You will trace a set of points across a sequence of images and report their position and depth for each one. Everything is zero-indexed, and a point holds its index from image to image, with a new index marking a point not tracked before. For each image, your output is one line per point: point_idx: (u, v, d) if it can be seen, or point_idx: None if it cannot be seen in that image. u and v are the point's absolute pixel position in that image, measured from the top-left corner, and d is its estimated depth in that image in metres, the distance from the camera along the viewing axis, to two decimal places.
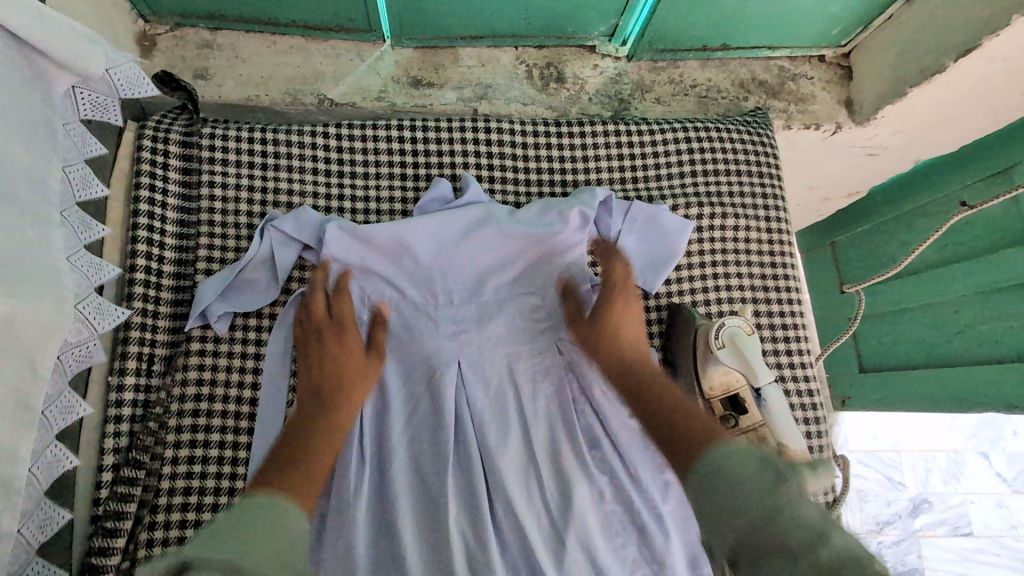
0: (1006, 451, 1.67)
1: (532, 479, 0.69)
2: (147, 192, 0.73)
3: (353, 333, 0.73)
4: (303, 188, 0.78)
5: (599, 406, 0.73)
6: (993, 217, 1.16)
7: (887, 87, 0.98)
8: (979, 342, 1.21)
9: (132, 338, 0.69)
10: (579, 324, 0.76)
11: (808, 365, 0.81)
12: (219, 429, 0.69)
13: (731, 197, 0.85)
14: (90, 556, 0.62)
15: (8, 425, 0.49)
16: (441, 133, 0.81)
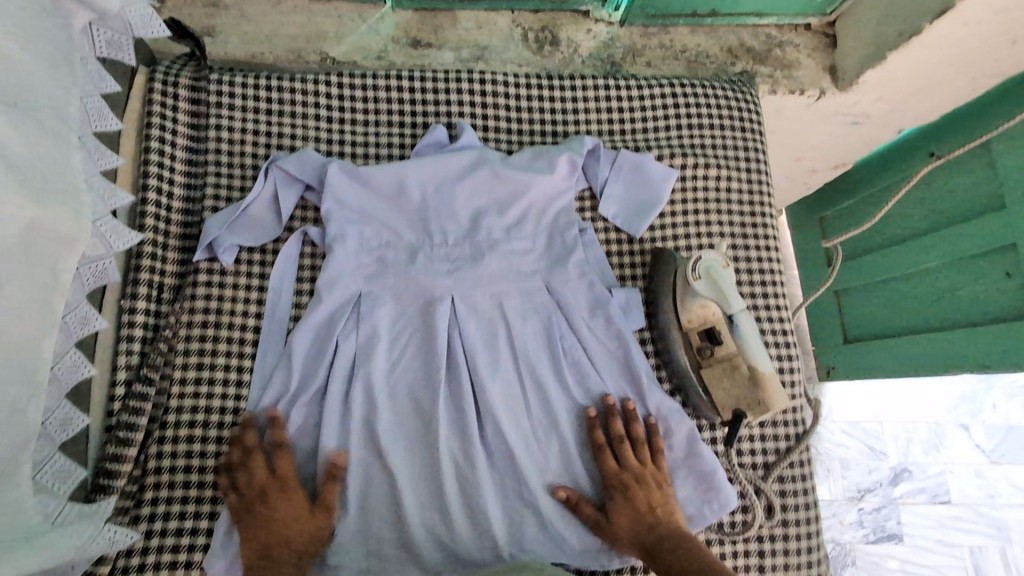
0: (984, 424, 1.76)
1: (520, 410, 0.74)
2: (158, 132, 0.77)
3: (348, 275, 0.75)
4: (306, 133, 0.82)
5: (585, 342, 0.77)
6: (969, 184, 1.19)
7: (868, 52, 1.01)
8: (954, 308, 1.24)
9: (143, 266, 0.73)
10: (566, 268, 0.78)
11: (783, 309, 0.85)
12: (224, 354, 0.73)
13: (715, 150, 0.88)
14: (104, 461, 0.67)
15: (34, 325, 0.54)
16: (437, 83, 0.85)
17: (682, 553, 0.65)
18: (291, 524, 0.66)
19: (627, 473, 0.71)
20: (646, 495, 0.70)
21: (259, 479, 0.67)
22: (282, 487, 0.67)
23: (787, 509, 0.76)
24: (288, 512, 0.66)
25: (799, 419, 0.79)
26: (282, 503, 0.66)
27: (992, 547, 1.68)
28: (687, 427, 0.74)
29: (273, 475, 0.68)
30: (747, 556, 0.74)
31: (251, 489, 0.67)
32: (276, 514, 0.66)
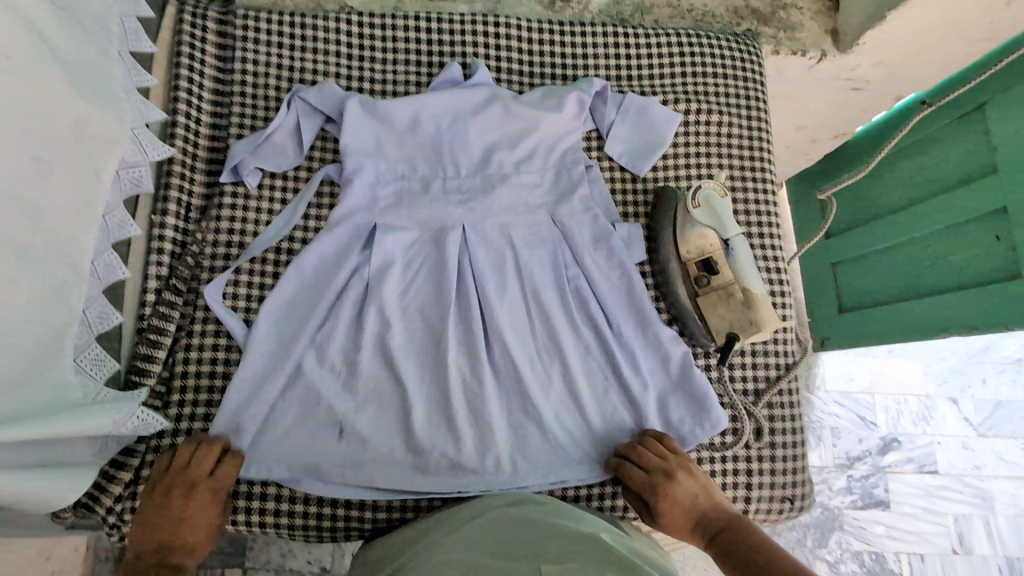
0: (974, 398, 1.82)
1: (526, 332, 0.78)
2: (187, 61, 0.81)
3: (362, 205, 0.79)
4: (327, 68, 0.85)
5: (590, 271, 0.80)
6: (964, 152, 1.22)
7: (868, 14, 1.04)
8: (947, 273, 1.26)
9: (172, 185, 0.77)
10: (571, 201, 0.82)
11: (778, 249, 0.89)
12: (247, 272, 0.77)
13: (717, 98, 0.92)
14: (136, 360, 0.72)
15: (79, 216, 0.57)
16: (453, 26, 0.89)
17: (735, 532, 0.67)
18: (193, 535, 0.66)
19: (656, 474, 0.71)
20: (687, 493, 0.71)
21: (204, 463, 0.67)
22: (214, 497, 0.68)
23: (775, 432, 0.80)
24: (211, 492, 0.67)
25: (789, 351, 0.83)
26: (199, 505, 0.67)
27: (976, 516, 1.73)
28: (682, 351, 0.79)
29: (208, 479, 0.67)
30: (735, 473, 0.78)
31: (198, 467, 0.67)
32: (192, 511, 0.66)
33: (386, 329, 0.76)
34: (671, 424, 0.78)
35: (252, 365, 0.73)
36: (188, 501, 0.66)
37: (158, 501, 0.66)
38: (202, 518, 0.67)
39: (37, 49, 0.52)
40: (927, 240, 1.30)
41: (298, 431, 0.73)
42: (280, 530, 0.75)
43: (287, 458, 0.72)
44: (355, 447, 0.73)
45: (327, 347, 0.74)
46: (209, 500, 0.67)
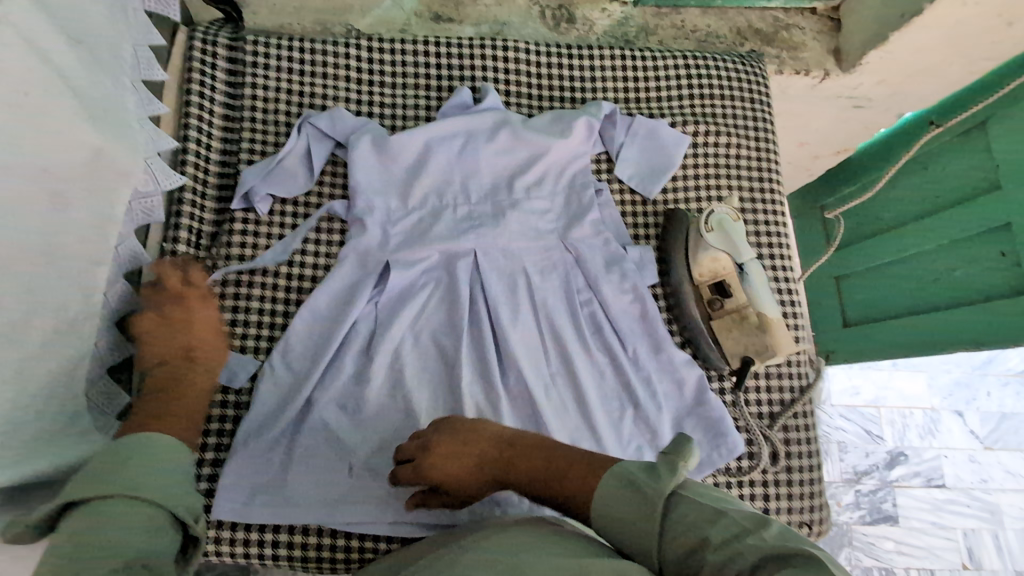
0: (979, 410, 1.81)
1: (539, 358, 0.77)
2: (198, 87, 0.81)
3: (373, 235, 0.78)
4: (337, 93, 0.86)
5: (603, 295, 0.80)
6: (966, 167, 1.22)
7: (871, 34, 1.05)
8: (951, 288, 1.26)
9: (183, 213, 0.77)
10: (582, 225, 0.81)
11: (788, 270, 0.89)
12: (258, 300, 0.76)
13: (725, 120, 0.92)
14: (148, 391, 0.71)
15: (90, 247, 0.57)
16: (462, 50, 0.89)
17: (525, 458, 0.58)
18: (201, 350, 0.64)
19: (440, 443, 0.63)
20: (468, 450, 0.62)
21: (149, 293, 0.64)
22: (193, 294, 0.65)
23: (791, 456, 0.80)
24: (188, 299, 0.65)
25: (802, 373, 0.83)
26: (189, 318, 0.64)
27: (985, 530, 1.72)
28: (696, 374, 0.78)
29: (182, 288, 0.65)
30: (752, 498, 0.78)
31: (155, 296, 0.64)
32: (185, 318, 0.64)
33: (398, 358, 0.75)
34: None
35: (265, 396, 0.72)
36: (163, 327, 0.63)
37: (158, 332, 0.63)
38: (196, 331, 0.64)
39: (54, 84, 0.51)
40: (930, 256, 1.30)
41: (310, 464, 0.71)
42: (292, 564, 0.73)
43: (296, 492, 0.71)
44: (366, 479, 0.72)
45: (338, 374, 0.74)
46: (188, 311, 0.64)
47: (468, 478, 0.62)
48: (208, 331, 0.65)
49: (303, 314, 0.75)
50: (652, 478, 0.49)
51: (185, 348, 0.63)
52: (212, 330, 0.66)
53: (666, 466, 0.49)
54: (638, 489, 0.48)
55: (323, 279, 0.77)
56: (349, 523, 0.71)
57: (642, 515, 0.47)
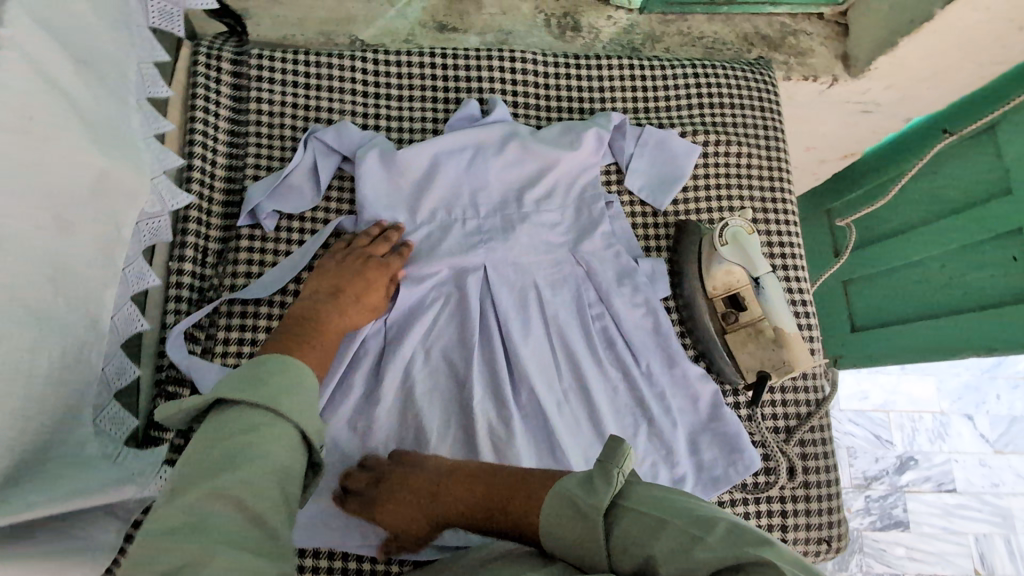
0: (989, 414, 1.80)
1: (552, 374, 0.75)
2: (202, 101, 0.80)
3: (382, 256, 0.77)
4: (343, 106, 0.85)
5: (614, 308, 0.79)
6: (976, 171, 1.20)
7: (880, 39, 1.04)
8: (962, 293, 1.24)
9: (189, 230, 0.76)
10: (592, 238, 0.80)
11: (802, 280, 0.88)
12: (265, 319, 0.75)
13: (735, 128, 0.91)
14: (155, 414, 0.69)
15: (97, 271, 0.56)
16: (469, 61, 0.89)
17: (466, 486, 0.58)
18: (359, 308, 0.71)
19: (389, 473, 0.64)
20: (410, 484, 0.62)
21: (360, 242, 0.75)
22: (382, 265, 0.73)
23: (808, 471, 0.79)
24: (374, 271, 0.72)
25: (818, 387, 0.82)
26: (364, 281, 0.71)
27: (997, 535, 1.71)
28: (711, 389, 0.77)
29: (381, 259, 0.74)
30: (770, 515, 0.77)
31: (357, 248, 0.74)
32: (363, 277, 0.71)
33: (409, 376, 0.73)
34: (703, 466, 0.76)
35: None
36: (349, 269, 0.72)
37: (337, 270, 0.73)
38: (363, 294, 0.71)
39: (59, 107, 0.50)
40: (939, 261, 1.29)
41: (322, 485, 0.70)
42: None
43: (309, 514, 0.70)
44: None
45: (349, 394, 0.72)
46: (364, 278, 0.72)
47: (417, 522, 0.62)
48: (371, 303, 0.72)
49: None
50: (588, 494, 0.48)
51: (345, 295, 0.71)
52: (372, 301, 0.72)
53: (601, 477, 0.48)
54: (576, 507, 0.47)
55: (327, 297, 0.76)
56: (362, 546, 0.70)
57: (586, 535, 0.46)
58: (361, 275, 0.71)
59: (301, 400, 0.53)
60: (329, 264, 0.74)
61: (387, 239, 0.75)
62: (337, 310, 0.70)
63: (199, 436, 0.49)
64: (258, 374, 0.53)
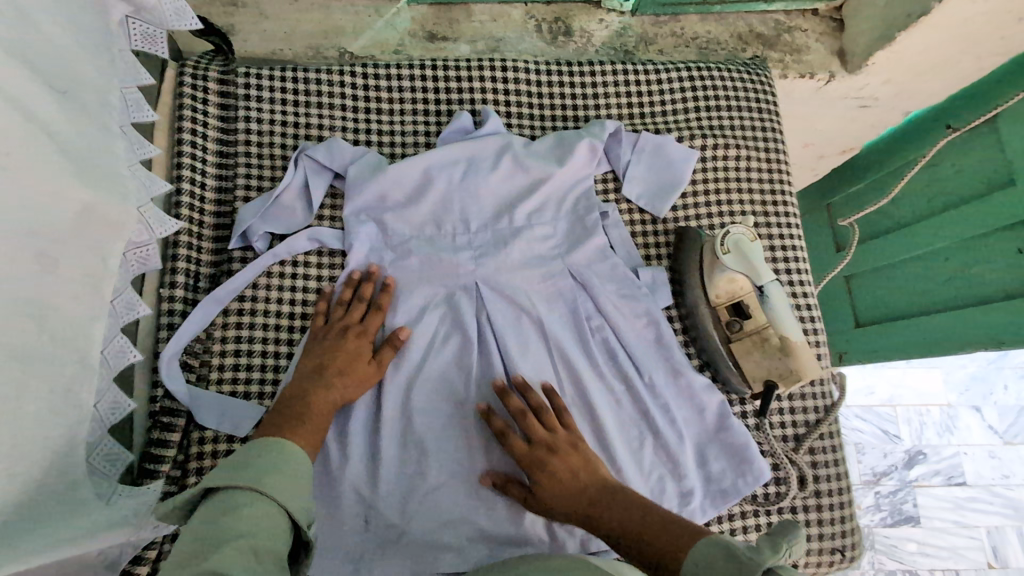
0: (996, 405, 1.79)
1: (552, 389, 0.74)
2: (189, 124, 0.79)
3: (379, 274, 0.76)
4: (333, 122, 0.83)
5: (614, 319, 0.77)
6: (979, 163, 1.18)
7: (876, 34, 1.03)
8: (967, 286, 1.23)
9: (180, 255, 0.75)
10: (590, 250, 0.79)
11: (805, 284, 0.86)
12: (261, 343, 0.74)
13: (733, 131, 0.90)
14: (149, 446, 0.68)
15: (85, 308, 0.54)
16: (460, 72, 0.87)
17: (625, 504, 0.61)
18: (355, 372, 0.68)
19: (539, 451, 0.66)
20: (562, 463, 0.65)
21: (337, 313, 0.73)
22: (362, 330, 0.71)
23: (819, 480, 0.78)
24: (359, 338, 0.70)
25: (827, 392, 0.81)
26: (355, 344, 0.70)
27: (1009, 528, 1.69)
28: (717, 400, 0.76)
29: (364, 320, 0.72)
30: (781, 525, 0.76)
31: (334, 320, 0.72)
32: (348, 347, 0.69)
33: (407, 398, 0.72)
34: (711, 478, 0.74)
35: None
36: (329, 345, 0.70)
37: (326, 337, 0.71)
38: (353, 358, 0.69)
39: (40, 143, 0.49)
40: (942, 256, 1.27)
41: (323, 512, 0.68)
42: None
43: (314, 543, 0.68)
44: (381, 527, 0.68)
45: (348, 421, 0.71)
46: (350, 346, 0.69)
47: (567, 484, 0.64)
48: (365, 365, 0.69)
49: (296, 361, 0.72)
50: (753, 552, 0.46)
51: (330, 370, 0.67)
52: (361, 367, 0.69)
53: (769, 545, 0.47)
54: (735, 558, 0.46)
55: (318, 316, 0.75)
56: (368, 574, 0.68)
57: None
58: (347, 342, 0.70)
59: (285, 478, 0.53)
60: (315, 330, 0.72)
61: (361, 299, 0.73)
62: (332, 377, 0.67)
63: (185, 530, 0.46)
64: (238, 461, 0.53)
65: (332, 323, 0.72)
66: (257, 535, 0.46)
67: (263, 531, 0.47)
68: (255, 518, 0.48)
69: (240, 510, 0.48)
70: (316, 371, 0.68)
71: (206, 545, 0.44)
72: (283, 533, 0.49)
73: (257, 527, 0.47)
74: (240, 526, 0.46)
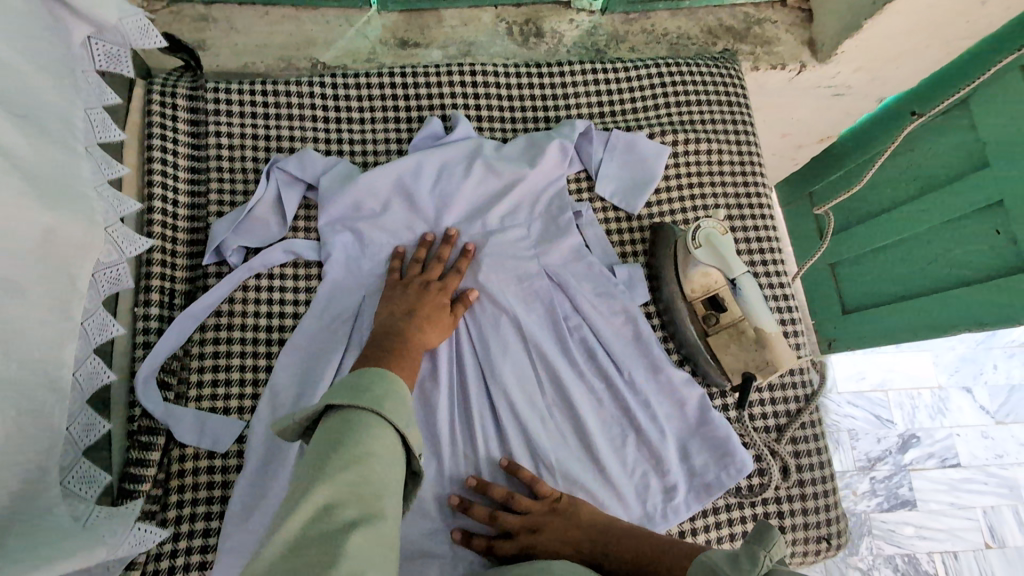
0: (986, 385, 1.80)
1: (533, 391, 0.74)
2: (160, 141, 0.79)
3: (355, 284, 0.76)
4: (304, 133, 0.83)
5: (593, 318, 0.78)
6: (953, 146, 1.19)
7: (844, 23, 1.03)
8: (946, 269, 1.21)
9: (154, 273, 0.75)
10: (564, 250, 0.80)
11: (781, 275, 0.87)
12: (239, 357, 0.74)
13: (704, 125, 0.90)
14: (128, 465, 0.68)
15: (52, 333, 0.54)
16: (429, 78, 0.87)
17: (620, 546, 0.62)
18: (439, 321, 0.70)
19: (523, 536, 0.65)
20: (547, 536, 0.64)
21: (413, 270, 0.74)
22: (443, 283, 0.73)
23: (802, 469, 0.78)
24: (443, 290, 0.72)
25: (806, 380, 0.82)
26: (439, 293, 0.72)
27: (1004, 507, 1.70)
28: (697, 394, 0.76)
29: (443, 276, 0.74)
30: (767, 516, 0.76)
31: (416, 273, 0.74)
32: (434, 296, 0.71)
33: None
34: (694, 472, 0.74)
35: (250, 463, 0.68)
36: (413, 297, 0.71)
37: (410, 287, 0.72)
38: (438, 308, 0.71)
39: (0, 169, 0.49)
40: (922, 240, 1.26)
41: None
42: None
43: None
44: None
45: None
46: (436, 294, 0.71)
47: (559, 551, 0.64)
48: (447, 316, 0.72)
49: (277, 374, 0.72)
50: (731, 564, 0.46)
51: (419, 314, 0.69)
52: (444, 317, 0.71)
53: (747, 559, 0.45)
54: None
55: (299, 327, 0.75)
56: None
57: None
58: (432, 291, 0.71)
59: (402, 404, 0.52)
60: (393, 283, 0.73)
61: (440, 260, 0.75)
62: (421, 322, 0.68)
63: (313, 445, 0.47)
64: (360, 385, 0.52)
65: (413, 274, 0.74)
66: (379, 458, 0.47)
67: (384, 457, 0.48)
68: (376, 441, 0.48)
69: (364, 430, 0.48)
70: (401, 314, 0.69)
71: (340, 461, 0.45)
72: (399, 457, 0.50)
73: (382, 447, 0.48)
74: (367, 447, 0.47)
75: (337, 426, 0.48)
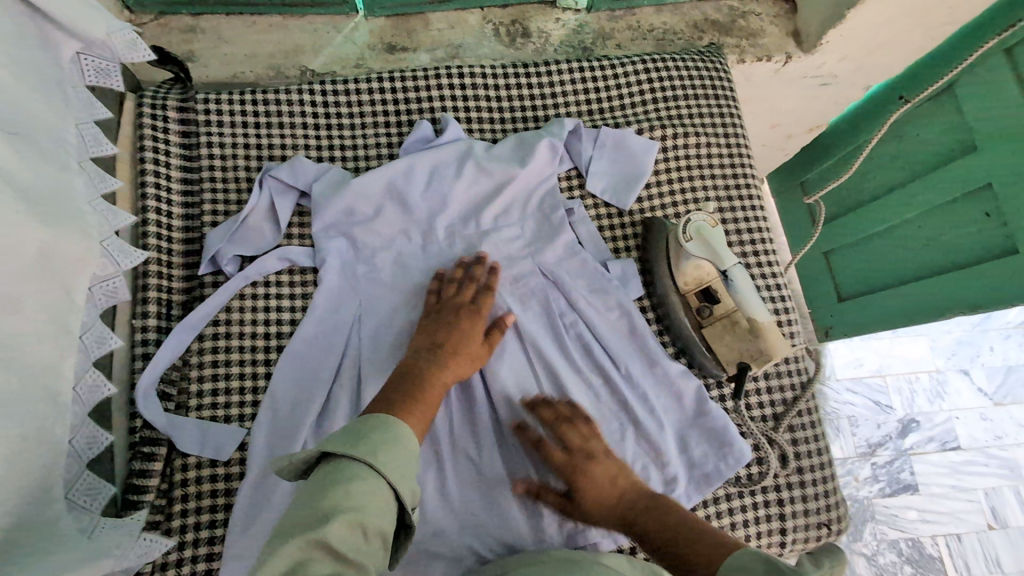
0: (983, 367, 1.81)
1: (531, 388, 0.75)
2: (152, 153, 0.80)
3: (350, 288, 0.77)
4: (295, 140, 0.84)
5: (587, 314, 0.79)
6: (940, 132, 1.20)
7: (827, 14, 1.04)
8: (936, 254, 1.22)
9: (150, 284, 0.75)
10: (557, 247, 0.80)
11: (773, 264, 0.88)
12: (238, 365, 0.74)
13: (692, 119, 0.91)
14: (132, 477, 0.68)
15: (52, 347, 0.54)
16: (417, 82, 0.88)
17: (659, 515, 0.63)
18: (468, 353, 0.70)
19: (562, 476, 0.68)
20: (586, 483, 0.67)
21: (450, 291, 0.74)
22: (475, 309, 0.73)
23: (800, 456, 0.79)
24: (474, 320, 0.72)
25: (802, 368, 0.83)
26: (469, 324, 0.71)
27: (1006, 488, 1.71)
28: (693, 385, 0.77)
29: (473, 301, 0.74)
30: (767, 504, 0.77)
31: (449, 299, 0.73)
32: (462, 327, 0.71)
33: None
34: (693, 463, 0.75)
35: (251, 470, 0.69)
36: (439, 330, 0.70)
37: (438, 317, 0.72)
38: (466, 342, 0.70)
39: None
40: (913, 225, 1.27)
41: None
42: None
43: None
44: None
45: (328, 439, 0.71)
46: (465, 325, 0.71)
47: (599, 501, 0.66)
48: (476, 348, 0.71)
49: (276, 382, 0.73)
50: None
51: (444, 349, 0.69)
52: (473, 348, 0.71)
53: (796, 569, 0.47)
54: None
55: (296, 335, 0.75)
56: None
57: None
58: (461, 323, 0.71)
59: (396, 453, 0.53)
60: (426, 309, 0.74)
61: (474, 281, 0.75)
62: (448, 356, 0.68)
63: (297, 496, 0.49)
64: (355, 431, 0.54)
65: (444, 302, 0.73)
66: (361, 511, 0.48)
67: (368, 506, 0.48)
68: (360, 492, 0.49)
69: (348, 480, 0.49)
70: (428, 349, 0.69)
71: (319, 515, 0.46)
72: (386, 505, 0.50)
73: (366, 499, 0.49)
74: (348, 500, 0.48)
75: (322, 478, 0.49)
